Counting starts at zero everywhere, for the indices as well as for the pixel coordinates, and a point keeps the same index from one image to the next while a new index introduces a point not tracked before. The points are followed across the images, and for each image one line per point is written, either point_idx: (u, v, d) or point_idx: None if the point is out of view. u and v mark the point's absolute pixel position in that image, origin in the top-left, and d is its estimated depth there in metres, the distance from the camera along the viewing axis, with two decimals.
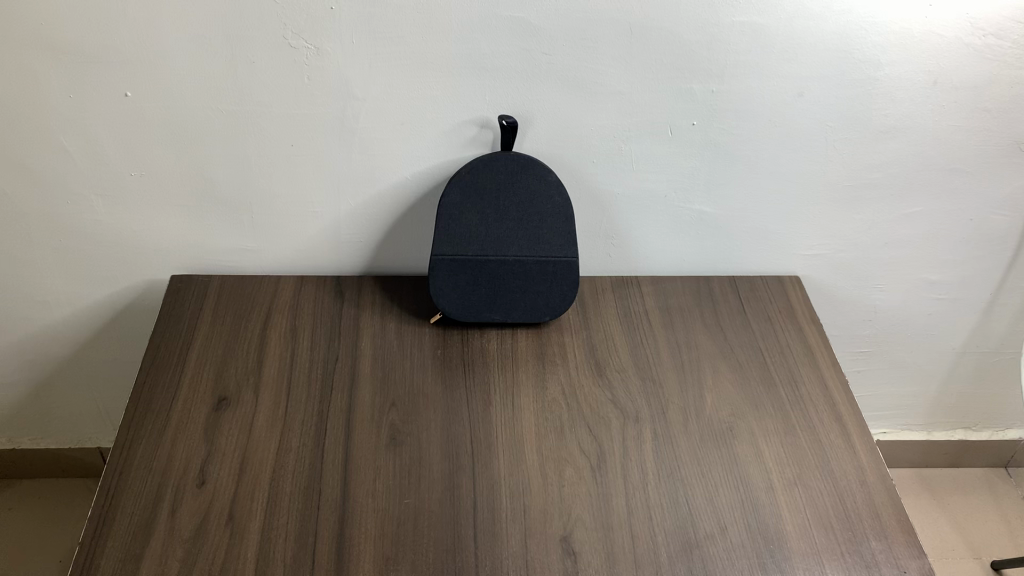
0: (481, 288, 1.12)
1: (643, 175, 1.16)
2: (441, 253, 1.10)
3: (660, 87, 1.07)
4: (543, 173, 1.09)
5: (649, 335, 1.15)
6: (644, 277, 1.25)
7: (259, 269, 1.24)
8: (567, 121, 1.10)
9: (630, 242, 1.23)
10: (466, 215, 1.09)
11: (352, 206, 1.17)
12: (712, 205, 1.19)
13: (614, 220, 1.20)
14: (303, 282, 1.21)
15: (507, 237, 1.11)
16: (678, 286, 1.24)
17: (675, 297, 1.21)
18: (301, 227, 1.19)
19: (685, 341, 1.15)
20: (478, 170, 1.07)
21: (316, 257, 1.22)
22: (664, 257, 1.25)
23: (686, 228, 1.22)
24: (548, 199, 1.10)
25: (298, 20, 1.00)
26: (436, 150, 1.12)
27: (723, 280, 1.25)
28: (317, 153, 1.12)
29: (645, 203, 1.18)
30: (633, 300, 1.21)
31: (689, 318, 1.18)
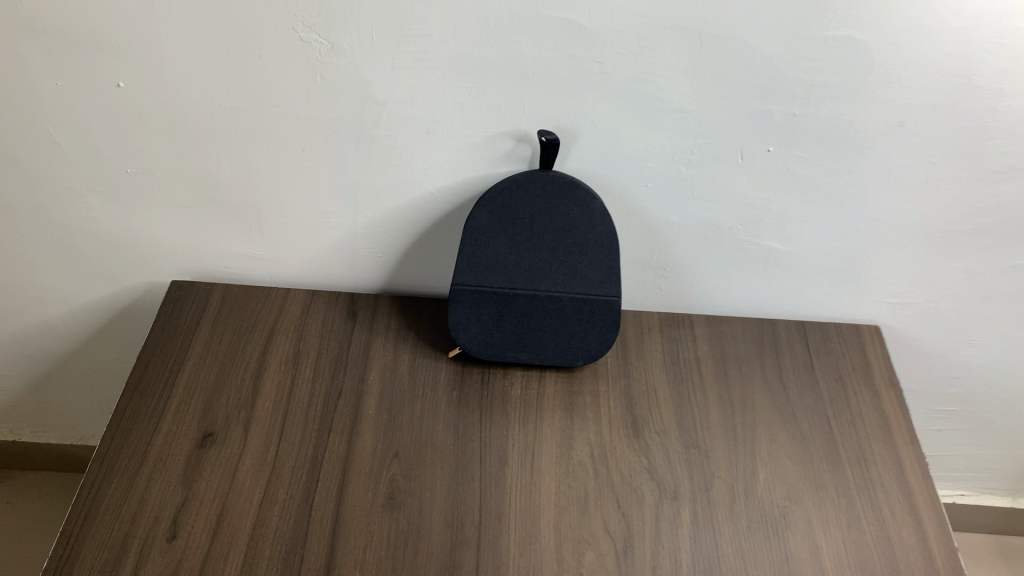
0: (507, 326, 0.98)
1: (705, 204, 1.00)
2: (463, 283, 0.97)
3: (732, 106, 0.91)
4: (587, 199, 0.94)
5: (699, 391, 1.00)
6: (699, 316, 1.09)
7: (267, 280, 1.11)
8: (620, 140, 0.94)
9: (685, 277, 1.07)
10: (495, 240, 0.96)
11: (370, 220, 1.04)
12: (783, 241, 1.03)
13: (668, 252, 1.05)
14: (314, 296, 1.08)
15: (541, 269, 0.97)
16: (738, 329, 1.08)
17: (732, 344, 1.06)
18: (314, 238, 1.06)
19: (740, 402, 0.99)
20: (511, 190, 0.94)
21: (330, 271, 1.09)
22: (724, 296, 1.09)
23: (751, 265, 1.05)
24: (590, 230, 0.95)
25: (310, 11, 0.85)
26: (467, 162, 0.97)
27: (790, 324, 1.09)
28: (331, 158, 0.98)
29: (705, 235, 1.02)
30: (683, 344, 1.05)
31: (747, 372, 1.03)
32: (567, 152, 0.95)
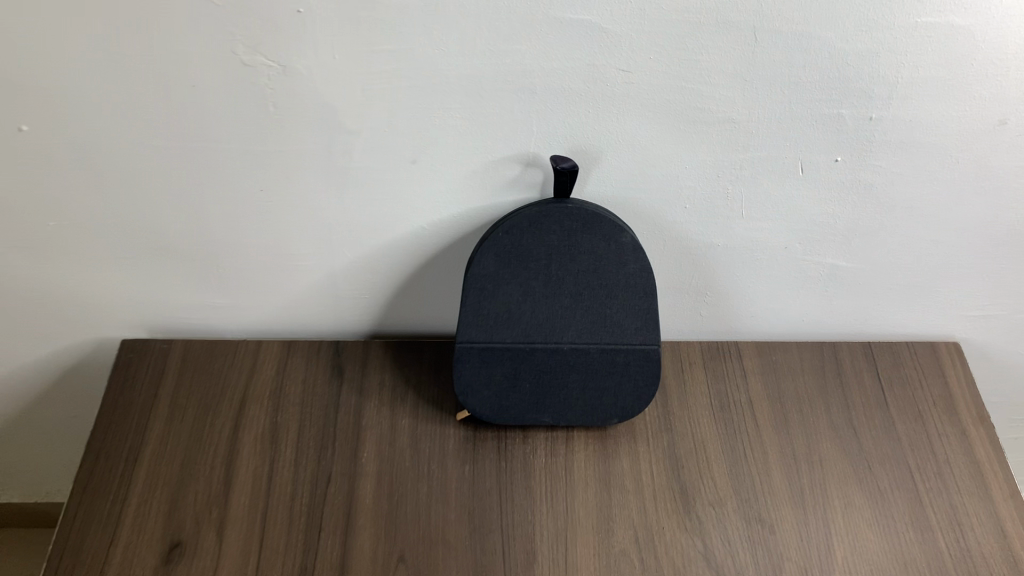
0: (525, 385, 0.82)
1: (757, 223, 0.82)
2: (469, 340, 0.80)
3: (793, 112, 0.72)
4: (614, 233, 0.76)
5: (756, 444, 0.85)
6: (748, 345, 0.92)
7: (235, 330, 0.94)
8: (652, 157, 0.76)
9: (730, 302, 0.90)
10: (505, 287, 0.78)
11: (351, 260, 0.86)
12: (849, 257, 0.85)
13: (710, 276, 0.87)
14: (291, 348, 0.91)
15: (563, 317, 0.79)
16: (795, 358, 0.91)
17: (790, 378, 0.90)
18: (285, 283, 0.88)
19: (806, 459, 0.84)
20: (522, 228, 0.76)
21: (308, 316, 0.92)
22: (777, 319, 0.92)
23: (809, 286, 0.88)
24: (621, 269, 0.78)
25: (251, 29, 0.66)
26: (464, 192, 0.79)
27: (855, 346, 0.93)
28: (297, 196, 0.80)
29: (755, 256, 0.85)
30: (733, 383, 0.89)
31: (810, 416, 0.87)
32: (587, 174, 0.77)
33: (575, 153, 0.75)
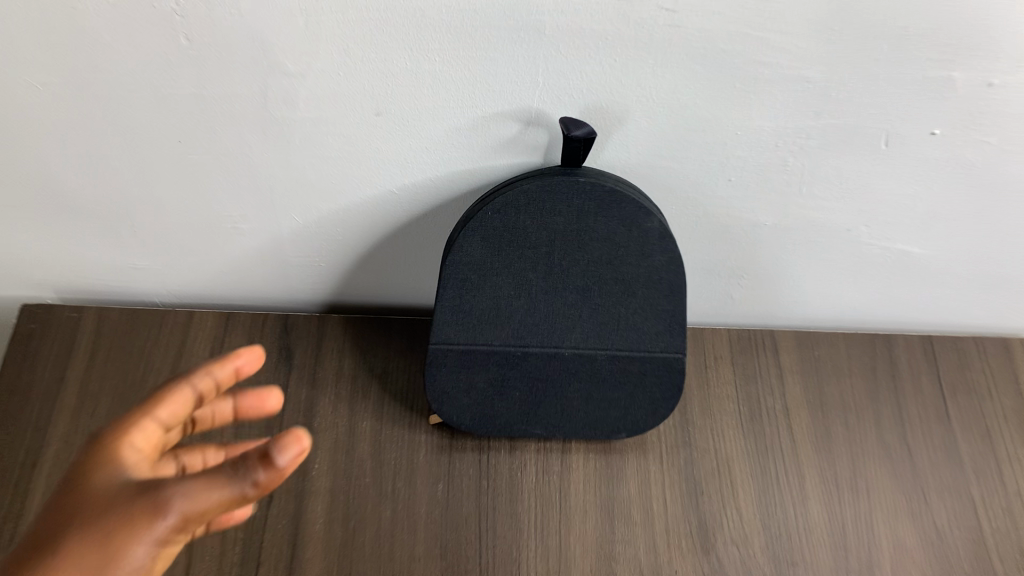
0: (514, 394, 0.66)
1: (818, 202, 0.64)
2: (446, 341, 0.63)
3: (892, 74, 0.53)
4: (638, 218, 0.59)
5: (790, 464, 0.71)
6: (785, 334, 0.76)
7: (163, 293, 0.77)
8: (693, 122, 0.57)
9: (769, 286, 0.74)
10: (494, 280, 0.61)
11: (302, 224, 0.68)
12: (925, 245, 0.68)
13: (749, 258, 0.70)
14: (229, 323, 0.75)
15: (566, 317, 0.63)
16: (841, 354, 0.76)
17: (833, 380, 0.74)
18: (220, 246, 0.71)
19: (849, 487, 0.70)
20: (519, 207, 0.58)
21: (252, 282, 0.75)
22: (823, 305, 0.76)
23: (869, 275, 0.72)
24: (642, 261, 0.61)
25: None
26: (444, 154, 0.61)
27: (913, 339, 0.77)
28: (228, 151, 0.61)
29: (808, 238, 0.68)
30: (766, 385, 0.74)
31: (857, 429, 0.73)
32: (606, 138, 0.59)
33: (591, 114, 0.57)
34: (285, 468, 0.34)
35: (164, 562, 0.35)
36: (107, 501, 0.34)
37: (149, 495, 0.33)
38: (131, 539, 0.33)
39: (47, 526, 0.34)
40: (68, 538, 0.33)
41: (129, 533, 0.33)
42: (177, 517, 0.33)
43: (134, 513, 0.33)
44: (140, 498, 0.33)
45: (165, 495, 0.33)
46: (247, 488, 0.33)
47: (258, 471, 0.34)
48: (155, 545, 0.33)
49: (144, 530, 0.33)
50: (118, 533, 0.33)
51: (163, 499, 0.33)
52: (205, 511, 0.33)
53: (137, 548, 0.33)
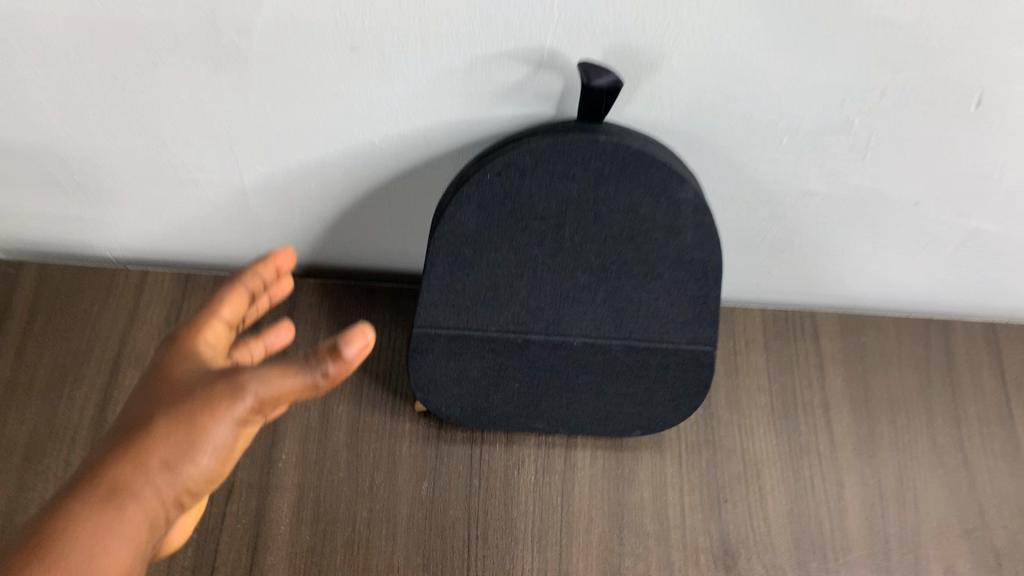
0: (513, 384, 0.56)
1: (883, 171, 0.54)
2: (434, 323, 0.53)
3: (1005, 20, 0.42)
4: (669, 188, 0.48)
5: (828, 469, 0.62)
6: (827, 316, 0.66)
7: (113, 249, 0.67)
8: (743, 73, 0.46)
9: (813, 262, 0.63)
10: (492, 256, 0.51)
11: (268, 178, 0.57)
12: (1005, 224, 0.57)
13: (794, 231, 0.60)
14: (188, 287, 0.65)
15: (576, 300, 0.53)
16: (891, 343, 0.66)
17: (880, 373, 0.65)
18: (175, 197, 0.60)
19: (894, 499, 0.61)
20: (524, 169, 0.48)
21: (215, 238, 0.65)
22: (874, 285, 0.65)
23: (935, 254, 0.61)
24: (672, 238, 0.51)
25: None
26: (435, 102, 0.49)
27: (974, 325, 0.67)
28: (174, 91, 0.50)
29: (865, 211, 0.58)
30: (803, 376, 0.64)
31: (905, 429, 0.63)
32: (634, 89, 0.48)
33: (619, 60, 0.46)
34: (353, 359, 0.34)
35: (246, 440, 0.36)
36: (183, 397, 0.35)
37: (223, 383, 0.35)
38: (213, 419, 0.34)
39: (107, 457, 0.35)
40: (155, 428, 0.35)
41: (213, 414, 0.34)
42: (253, 399, 0.34)
43: (214, 396, 0.35)
44: (217, 386, 0.35)
45: (244, 377, 0.34)
46: (315, 377, 0.34)
47: (326, 363, 0.34)
48: (237, 423, 0.35)
49: (225, 410, 0.34)
50: (201, 414, 0.35)
51: (241, 382, 0.34)
52: (279, 398, 0.34)
53: (218, 426, 0.34)
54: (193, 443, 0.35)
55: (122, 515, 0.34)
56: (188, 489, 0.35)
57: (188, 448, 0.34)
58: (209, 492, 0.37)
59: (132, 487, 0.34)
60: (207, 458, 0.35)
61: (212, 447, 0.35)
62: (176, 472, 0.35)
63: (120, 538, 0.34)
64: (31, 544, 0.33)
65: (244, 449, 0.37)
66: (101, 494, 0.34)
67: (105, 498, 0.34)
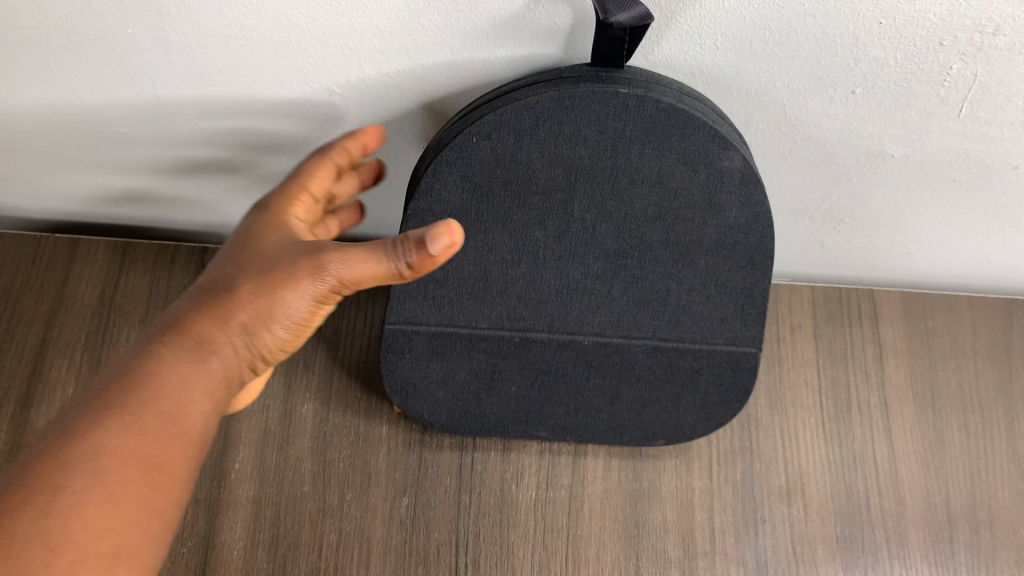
0: (510, 387, 0.46)
1: (983, 129, 0.42)
2: (410, 319, 0.43)
3: None
4: (708, 155, 0.38)
5: (886, 482, 0.52)
6: (890, 298, 0.55)
7: (40, 217, 0.56)
8: (813, 1, 0.35)
9: (878, 236, 0.52)
10: (482, 240, 0.40)
11: (210, 138, 0.46)
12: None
13: (860, 199, 0.49)
14: (126, 257, 0.55)
15: (587, 292, 0.42)
16: (965, 330, 0.54)
17: (953, 368, 0.54)
18: (96, 159, 0.48)
19: (965, 521, 0.51)
20: (521, 131, 0.37)
21: (158, 205, 0.53)
22: (948, 263, 0.54)
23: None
24: (710, 217, 0.40)
25: None
26: (405, 41, 0.37)
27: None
28: (67, 25, 0.38)
29: (954, 178, 0.46)
30: (859, 370, 0.54)
31: (981, 435, 0.53)
32: (666, 25, 0.36)
33: None
34: (436, 257, 0.31)
35: (322, 316, 0.36)
36: (272, 262, 0.35)
37: (308, 256, 0.34)
38: (290, 293, 0.34)
39: (185, 309, 0.34)
40: (239, 288, 0.34)
41: (293, 286, 0.34)
42: (333, 280, 0.33)
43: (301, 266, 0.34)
44: (302, 259, 0.34)
45: (327, 258, 0.33)
46: (393, 271, 0.32)
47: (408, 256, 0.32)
48: (316, 300, 0.34)
49: (305, 284, 0.34)
50: (280, 285, 0.34)
51: (327, 262, 0.33)
52: (362, 283, 0.33)
53: (297, 299, 0.34)
54: (272, 315, 0.34)
55: (207, 368, 0.34)
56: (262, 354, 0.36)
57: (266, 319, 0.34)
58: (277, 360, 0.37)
59: (215, 343, 0.34)
60: (282, 328, 0.35)
61: (287, 318, 0.34)
62: (254, 336, 0.35)
63: (200, 389, 0.34)
64: (115, 386, 0.32)
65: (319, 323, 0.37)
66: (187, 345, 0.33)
67: (188, 350, 0.33)
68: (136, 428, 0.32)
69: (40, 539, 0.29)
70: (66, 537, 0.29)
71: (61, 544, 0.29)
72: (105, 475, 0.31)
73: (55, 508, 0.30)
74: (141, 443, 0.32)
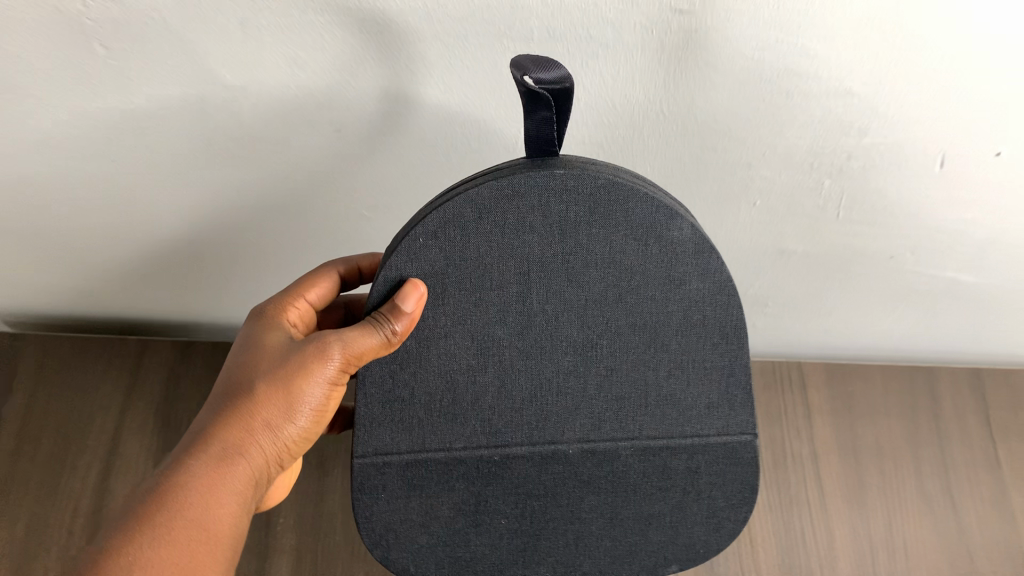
0: (501, 522, 0.42)
1: (859, 233, 0.53)
2: (380, 446, 0.40)
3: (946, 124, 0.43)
4: (656, 223, 0.37)
5: (820, 530, 0.63)
6: (814, 368, 0.70)
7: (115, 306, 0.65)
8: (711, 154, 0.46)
9: (791, 322, 0.65)
10: (442, 346, 0.39)
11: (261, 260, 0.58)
12: (980, 273, 0.56)
13: (771, 295, 0.62)
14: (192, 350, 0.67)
15: (562, 393, 0.40)
16: (877, 396, 0.69)
17: (876, 419, 0.68)
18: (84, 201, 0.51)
19: (880, 546, 0.63)
20: (466, 225, 0.36)
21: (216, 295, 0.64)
22: (860, 335, 0.67)
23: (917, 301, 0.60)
24: (673, 293, 0.39)
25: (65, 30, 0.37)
26: (382, 139, 0.45)
27: (957, 373, 0.69)
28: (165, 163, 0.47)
29: (833, 284, 0.59)
30: (795, 430, 0.67)
31: (893, 477, 0.66)
32: (653, 52, 0.39)
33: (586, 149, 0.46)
34: (413, 313, 0.35)
35: (337, 401, 0.38)
36: (279, 361, 0.37)
37: (310, 346, 0.36)
38: (306, 379, 0.36)
39: (209, 418, 0.36)
40: (255, 393, 0.36)
41: (307, 375, 0.36)
42: (341, 360, 0.36)
43: (307, 357, 0.36)
44: (307, 349, 0.36)
45: (330, 341, 0.36)
46: (392, 339, 0.36)
47: (392, 322, 0.35)
48: (330, 383, 0.37)
49: (319, 370, 0.36)
50: (296, 377, 0.36)
51: (329, 345, 0.36)
52: (364, 358, 0.36)
53: (314, 386, 0.36)
54: (294, 405, 0.36)
55: (235, 473, 0.35)
56: (288, 447, 0.37)
57: (288, 412, 0.36)
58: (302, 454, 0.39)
59: (242, 447, 0.35)
60: (303, 418, 0.37)
61: (308, 408, 0.36)
62: (278, 431, 0.36)
63: (231, 494, 0.35)
64: (148, 503, 0.33)
65: (334, 411, 0.39)
66: (213, 456, 0.34)
67: (214, 459, 0.35)
68: (168, 540, 0.32)
69: None
70: None
71: None
72: None
73: None
74: (171, 553, 0.32)
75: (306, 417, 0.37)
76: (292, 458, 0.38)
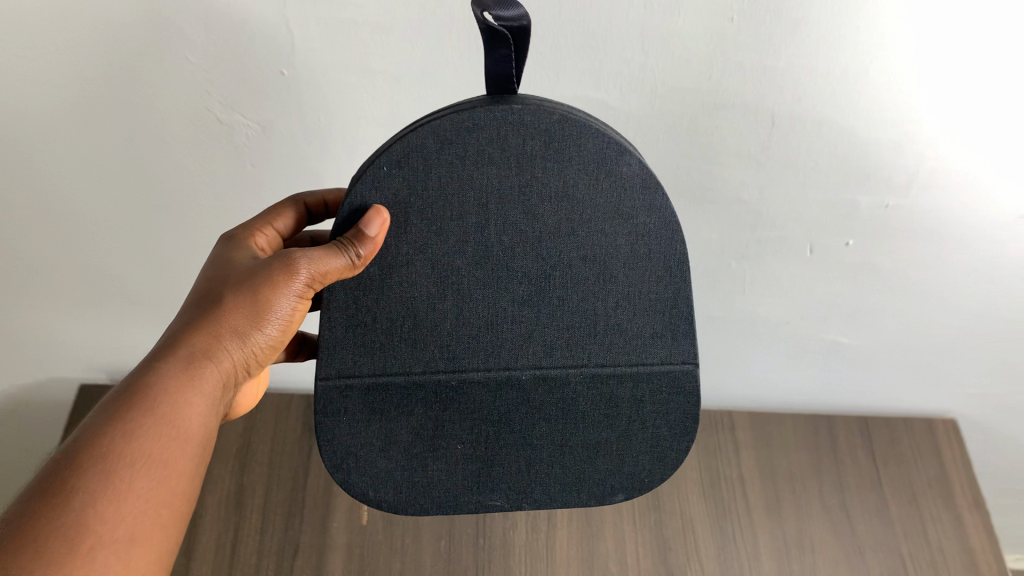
0: (456, 447, 0.45)
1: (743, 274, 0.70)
2: (342, 369, 0.42)
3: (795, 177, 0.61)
4: (607, 156, 0.39)
5: (746, 530, 0.69)
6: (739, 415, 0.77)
7: None
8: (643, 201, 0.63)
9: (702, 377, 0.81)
10: (404, 272, 0.41)
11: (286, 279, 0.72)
12: (835, 320, 0.74)
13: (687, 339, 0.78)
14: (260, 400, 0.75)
15: (515, 321, 0.43)
16: (785, 426, 0.76)
17: (782, 442, 0.75)
18: (70, 170, 0.60)
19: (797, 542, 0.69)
20: (428, 156, 0.38)
21: None
22: (753, 385, 0.82)
23: (794, 339, 0.76)
24: (622, 226, 0.41)
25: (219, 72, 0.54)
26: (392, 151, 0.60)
27: (849, 422, 0.77)
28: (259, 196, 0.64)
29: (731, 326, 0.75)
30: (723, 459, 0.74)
31: (801, 494, 0.72)
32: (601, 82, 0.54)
33: None
34: (377, 238, 0.38)
35: (302, 315, 0.41)
36: (249, 276, 0.39)
37: (277, 261, 0.39)
38: (275, 291, 0.38)
39: (181, 326, 0.38)
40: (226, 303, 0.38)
41: (275, 289, 0.38)
42: (307, 277, 0.38)
43: (275, 272, 0.38)
44: (276, 264, 0.38)
45: (297, 258, 0.38)
46: (356, 260, 0.38)
47: (357, 247, 0.38)
48: (298, 296, 0.39)
49: (286, 285, 0.38)
50: (265, 289, 0.38)
51: (296, 260, 0.38)
52: (328, 277, 0.38)
53: (282, 298, 0.38)
54: (263, 315, 0.39)
55: (205, 375, 0.37)
56: (255, 355, 0.40)
57: (256, 321, 0.39)
58: (268, 362, 0.42)
59: (212, 353, 0.38)
60: (272, 328, 0.39)
61: (276, 318, 0.39)
62: (246, 339, 0.39)
63: (202, 395, 0.37)
64: (123, 399, 0.35)
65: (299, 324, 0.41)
66: (184, 360, 0.37)
67: (186, 363, 0.37)
68: (143, 433, 0.34)
69: (69, 531, 0.31)
70: (103, 507, 0.32)
71: (77, 536, 0.31)
72: (118, 474, 0.33)
73: (70, 506, 0.31)
74: (145, 446, 0.34)
75: (274, 327, 0.40)
76: (259, 366, 0.41)
